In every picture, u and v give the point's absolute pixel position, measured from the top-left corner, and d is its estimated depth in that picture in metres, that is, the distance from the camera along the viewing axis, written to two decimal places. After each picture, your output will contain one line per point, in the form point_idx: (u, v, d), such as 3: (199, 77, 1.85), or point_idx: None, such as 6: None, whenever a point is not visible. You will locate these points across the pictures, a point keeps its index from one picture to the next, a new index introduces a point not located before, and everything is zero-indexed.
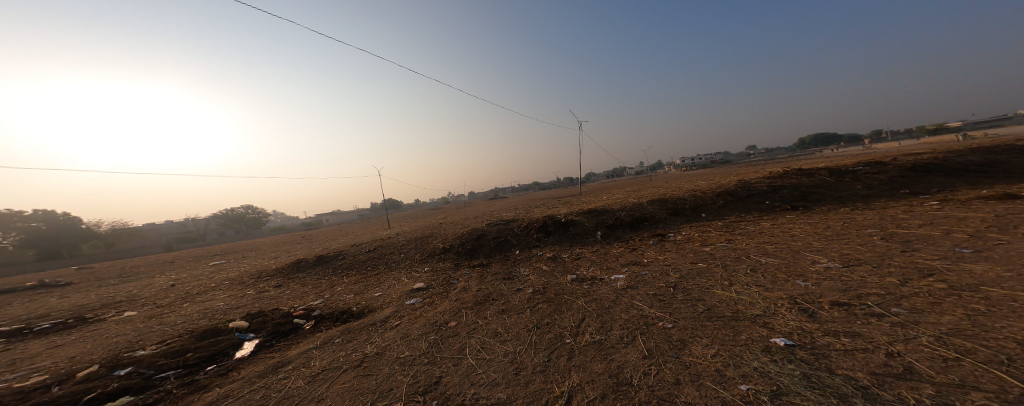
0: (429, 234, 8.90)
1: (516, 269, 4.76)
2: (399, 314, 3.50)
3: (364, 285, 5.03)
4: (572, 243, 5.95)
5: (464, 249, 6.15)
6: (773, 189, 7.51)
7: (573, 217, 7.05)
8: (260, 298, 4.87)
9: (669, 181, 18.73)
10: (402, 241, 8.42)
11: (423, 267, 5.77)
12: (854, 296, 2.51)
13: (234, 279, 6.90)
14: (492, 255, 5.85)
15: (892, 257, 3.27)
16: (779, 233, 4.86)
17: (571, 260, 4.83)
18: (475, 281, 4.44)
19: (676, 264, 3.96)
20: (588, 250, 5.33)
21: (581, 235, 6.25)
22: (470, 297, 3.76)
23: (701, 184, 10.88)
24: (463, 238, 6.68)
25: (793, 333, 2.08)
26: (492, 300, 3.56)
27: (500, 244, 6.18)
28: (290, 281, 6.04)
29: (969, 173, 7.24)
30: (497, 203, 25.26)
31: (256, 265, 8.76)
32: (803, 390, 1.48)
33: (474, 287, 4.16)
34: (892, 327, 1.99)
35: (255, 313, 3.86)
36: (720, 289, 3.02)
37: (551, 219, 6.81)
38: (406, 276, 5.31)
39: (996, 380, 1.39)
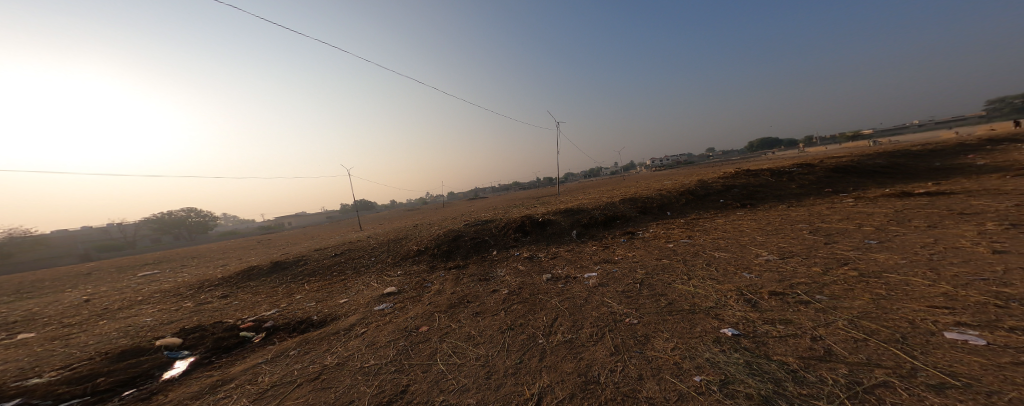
0: (401, 236, 8.58)
1: (493, 270, 4.74)
2: (367, 321, 3.33)
3: (327, 293, 4.71)
4: (549, 242, 6.05)
5: (441, 250, 6.02)
6: (726, 188, 8.20)
7: (549, 217, 7.18)
8: (200, 311, 4.40)
9: (637, 181, 19.73)
10: (371, 244, 8.03)
11: (394, 271, 5.55)
12: (788, 286, 2.81)
13: (169, 290, 6.15)
14: (469, 256, 5.78)
15: (821, 248, 3.71)
16: (730, 229, 5.31)
17: (545, 260, 4.91)
18: (451, 284, 4.35)
19: (643, 261, 4.17)
20: (564, 249, 5.45)
21: (558, 234, 6.37)
22: (445, 300, 3.67)
23: (666, 184, 11.58)
24: (439, 239, 6.53)
25: (738, 323, 2.28)
26: (467, 302, 3.52)
27: (477, 244, 6.13)
28: (239, 291, 5.51)
29: (877, 173, 8.45)
30: (473, 203, 25.04)
31: (197, 274, 7.87)
32: (746, 376, 1.63)
33: (449, 290, 4.08)
34: (820, 312, 2.26)
35: (191, 328, 3.48)
36: (680, 284, 3.23)
37: (528, 219, 6.87)
38: (377, 281, 5.07)
39: (896, 357, 1.63)
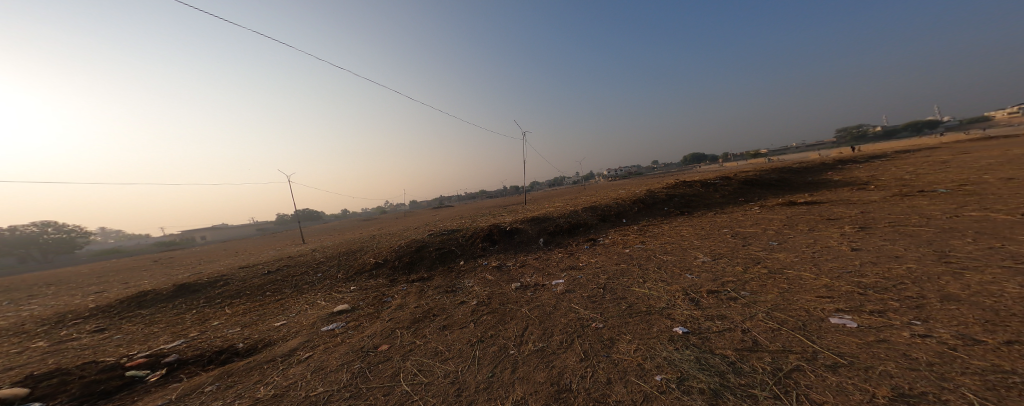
0: (352, 249, 7.89)
1: (460, 280, 4.55)
2: (313, 344, 2.95)
3: (262, 316, 4.10)
4: (517, 251, 6.02)
5: (402, 263, 5.65)
6: (669, 196, 9.03)
7: (515, 225, 7.19)
8: (60, 351, 3.51)
9: (591, 191, 20.90)
10: (315, 259, 7.23)
11: (345, 287, 5.04)
12: (720, 283, 3.10)
13: (13, 329, 4.76)
14: (434, 267, 5.50)
15: (748, 248, 4.21)
16: (674, 233, 5.79)
17: (513, 268, 4.86)
18: (414, 297, 4.07)
19: (605, 266, 4.32)
20: (532, 256, 5.47)
21: (526, 242, 6.38)
22: (407, 315, 3.41)
23: (619, 194, 12.41)
24: (399, 251, 6.14)
25: (686, 320, 2.43)
26: (432, 316, 3.31)
27: (442, 254, 5.88)
28: (122, 323, 4.54)
29: (779, 184, 10.08)
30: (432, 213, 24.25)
31: (63, 306, 6.20)
32: (695, 371, 1.72)
33: (410, 304, 3.81)
34: (752, 305, 2.51)
35: (48, 372, 2.72)
36: (637, 287, 3.38)
37: (495, 227, 6.81)
38: (324, 299, 4.55)
39: (823, 341, 1.85)
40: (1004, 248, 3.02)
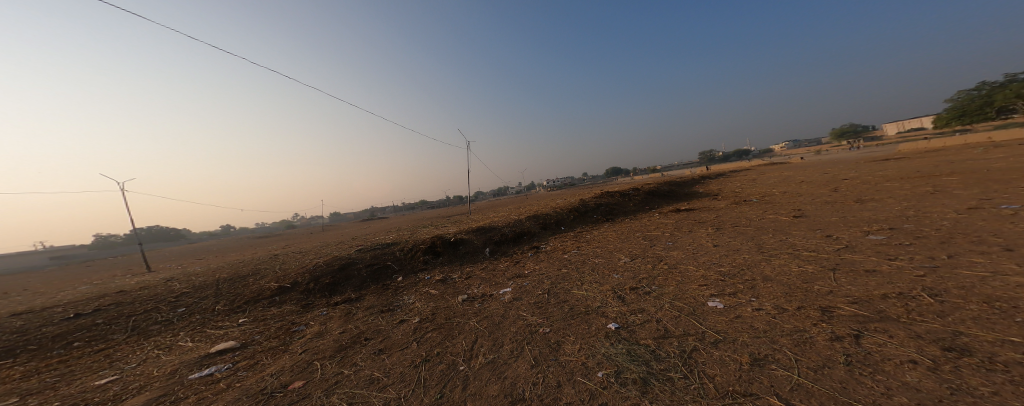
0: (246, 273, 6.34)
1: (399, 298, 4.19)
2: (184, 395, 2.28)
3: (75, 375, 2.78)
4: (462, 262, 5.86)
5: (323, 284, 4.92)
6: (597, 205, 10.03)
7: (458, 236, 7.01)
8: None
9: (530, 201, 21.82)
10: (181, 291, 5.45)
11: (236, 320, 4.01)
12: (640, 280, 3.53)
13: None
14: (365, 286, 4.90)
15: (656, 247, 4.94)
16: (602, 238, 6.42)
17: (458, 280, 4.69)
18: (341, 321, 3.57)
19: (547, 272, 4.51)
20: (478, 267, 5.38)
21: (471, 253, 6.26)
22: (332, 343, 2.95)
23: (555, 203, 13.25)
24: (320, 270, 5.33)
25: (618, 316, 2.69)
26: (365, 340, 2.94)
27: (376, 272, 5.32)
28: None
29: (677, 194, 12.23)
30: (361, 227, 21.87)
31: None
32: (627, 363, 1.90)
33: (334, 330, 3.32)
34: (665, 296, 2.93)
35: None
36: (576, 289, 3.61)
37: (437, 239, 6.51)
38: (204, 334, 3.61)
39: (719, 322, 2.25)
40: (812, 236, 4.22)
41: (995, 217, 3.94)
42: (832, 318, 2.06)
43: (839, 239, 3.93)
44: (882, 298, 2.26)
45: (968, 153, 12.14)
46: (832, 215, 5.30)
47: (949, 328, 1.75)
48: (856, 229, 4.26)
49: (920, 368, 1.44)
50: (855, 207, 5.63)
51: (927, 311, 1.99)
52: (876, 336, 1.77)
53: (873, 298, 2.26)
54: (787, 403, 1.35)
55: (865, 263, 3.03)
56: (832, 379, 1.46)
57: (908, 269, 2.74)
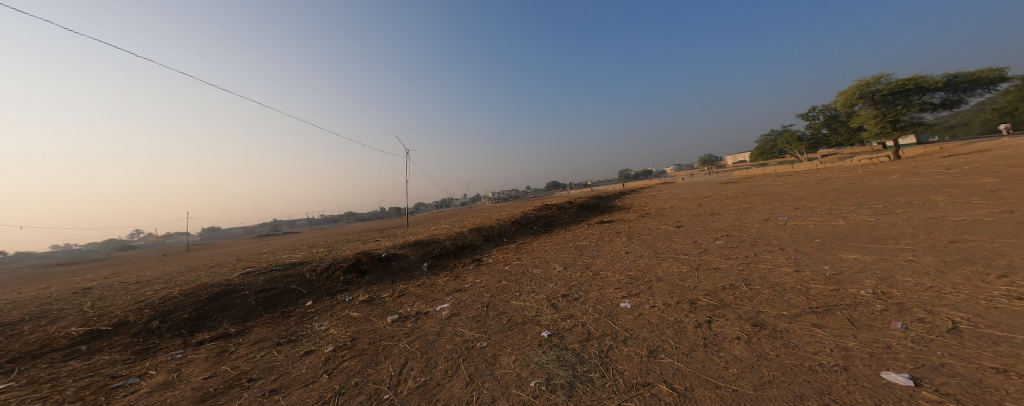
0: (45, 316, 4.34)
1: (308, 326, 3.59)
2: None
3: None
4: (394, 279, 5.39)
5: (188, 316, 3.86)
6: (536, 217, 10.50)
7: (390, 251, 6.43)
8: None
9: (472, 214, 21.58)
10: None
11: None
12: (572, 287, 3.79)
13: None
14: (255, 316, 4.02)
15: (583, 256, 5.41)
16: (540, 249, 6.73)
17: (389, 300, 4.28)
18: (215, 361, 2.84)
19: (488, 285, 4.49)
20: (413, 284, 5.02)
21: (405, 269, 5.82)
22: (204, 389, 2.33)
23: (497, 216, 13.39)
24: (188, 300, 4.19)
25: (551, 323, 2.83)
26: (250, 381, 2.40)
27: (271, 299, 4.42)
28: None
29: (603, 208, 13.75)
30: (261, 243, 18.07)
31: None
32: (556, 368, 2.01)
33: (195, 375, 2.58)
34: (589, 301, 3.21)
35: None
36: (514, 300, 3.68)
37: (363, 257, 5.85)
38: None
39: (632, 319, 2.57)
40: (699, 241, 5.21)
41: (791, 224, 5.61)
42: (702, 308, 2.55)
43: (708, 243, 4.95)
44: (743, 287, 2.92)
45: (778, 178, 17.03)
46: (712, 223, 6.68)
47: (752, 308, 2.43)
48: (709, 235, 5.48)
49: (746, 342, 1.92)
50: (724, 217, 7.22)
51: (759, 296, 2.67)
52: (730, 320, 2.28)
53: (720, 289, 2.93)
54: (673, 386, 1.61)
55: (734, 259, 3.86)
56: (707, 359, 1.81)
57: (744, 265, 3.62)
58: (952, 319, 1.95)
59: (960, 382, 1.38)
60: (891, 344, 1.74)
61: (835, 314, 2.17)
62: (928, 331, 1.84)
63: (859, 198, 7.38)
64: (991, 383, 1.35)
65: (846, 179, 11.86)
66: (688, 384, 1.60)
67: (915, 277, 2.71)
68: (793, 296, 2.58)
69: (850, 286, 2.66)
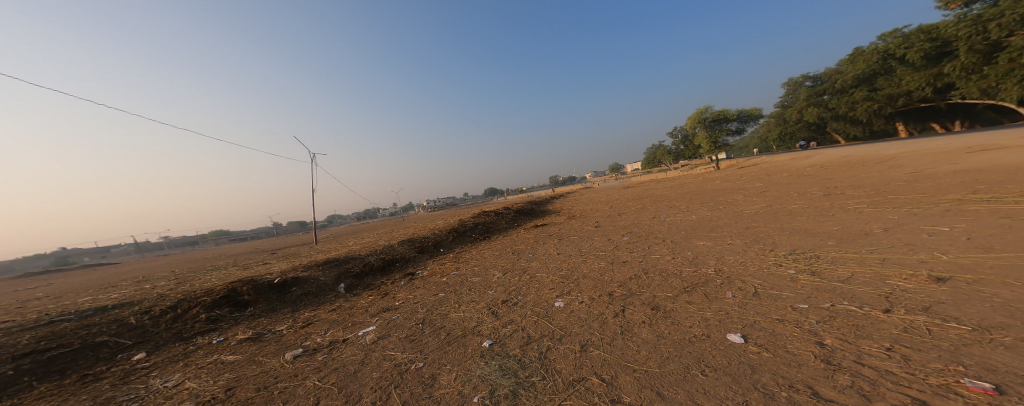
0: None
1: (150, 384, 2.64)
2: None
3: None
4: (294, 307, 4.51)
5: None
6: (474, 225, 10.42)
7: (280, 277, 5.37)
8: None
9: (403, 224, 20.01)
10: None
11: None
12: (511, 293, 3.85)
13: None
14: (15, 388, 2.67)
15: (521, 260, 5.58)
16: (479, 257, 6.65)
17: (288, 333, 3.55)
18: None
19: (423, 299, 4.19)
20: (323, 310, 4.31)
21: (314, 293, 4.96)
22: None
23: (433, 225, 12.80)
24: None
25: (492, 332, 2.79)
26: None
27: (51, 362, 3.01)
28: None
29: (535, 211, 14.58)
30: (70, 277, 12.68)
31: None
32: (500, 378, 1.98)
33: None
34: (527, 304, 3.31)
35: None
36: (453, 312, 3.52)
37: (238, 288, 4.74)
38: None
39: (566, 317, 2.75)
40: (616, 237, 5.98)
41: (676, 218, 7.02)
42: (621, 298, 2.91)
43: (622, 239, 5.74)
44: (651, 275, 3.45)
45: (664, 182, 21.21)
46: (624, 221, 7.80)
47: (652, 293, 2.90)
48: (619, 233, 6.38)
49: (654, 326, 2.26)
50: (632, 215, 8.55)
51: (662, 280, 3.21)
52: (642, 306, 2.66)
53: (632, 280, 3.40)
54: (602, 377, 1.76)
55: (642, 252, 4.55)
56: (626, 346, 2.05)
57: (650, 255, 4.30)
58: (754, 285, 2.73)
59: (779, 332, 1.91)
60: (737, 310, 2.31)
61: (710, 290, 2.76)
62: (746, 297, 2.53)
63: (716, 195, 9.77)
64: (792, 331, 1.92)
65: (706, 181, 15.64)
66: (614, 373, 1.78)
67: (753, 253, 3.68)
68: (682, 278, 3.17)
69: (719, 265, 3.42)
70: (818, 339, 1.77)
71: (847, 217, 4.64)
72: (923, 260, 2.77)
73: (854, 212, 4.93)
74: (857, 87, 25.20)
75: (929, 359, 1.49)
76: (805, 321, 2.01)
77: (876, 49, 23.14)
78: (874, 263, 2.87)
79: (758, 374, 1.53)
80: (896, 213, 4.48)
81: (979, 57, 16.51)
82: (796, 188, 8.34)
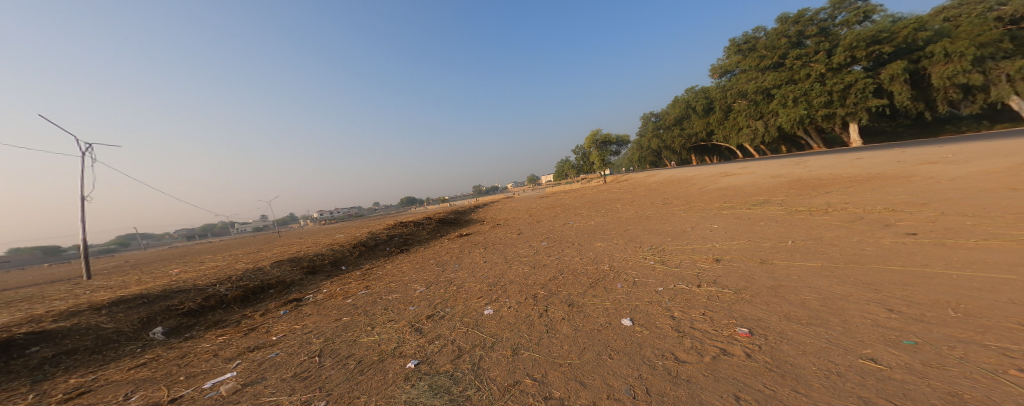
0: None
1: None
2: None
3: None
4: (44, 370, 2.88)
5: None
6: (387, 239, 9.37)
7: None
8: None
9: (287, 240, 16.34)
10: None
11: None
12: (435, 307, 3.57)
13: None
14: None
15: (446, 272, 5.29)
16: (396, 272, 5.96)
17: None
18: None
19: (319, 328, 3.45)
20: (118, 366, 2.93)
21: (102, 345, 3.36)
22: None
23: (332, 240, 10.92)
24: None
25: (416, 351, 2.50)
26: None
27: None
28: None
29: (456, 221, 14.21)
30: None
31: None
32: (430, 399, 1.78)
33: None
34: (455, 316, 3.15)
35: None
36: (364, 337, 3.02)
37: None
38: None
39: (495, 325, 2.72)
40: (535, 243, 6.39)
41: (579, 223, 8.03)
42: (540, 300, 3.09)
43: (538, 245, 6.17)
44: (566, 275, 3.77)
45: (571, 193, 24.19)
46: (541, 228, 8.42)
47: (565, 292, 3.19)
48: (537, 239, 6.82)
49: (570, 322, 2.47)
50: (547, 223, 9.34)
51: (572, 280, 3.54)
52: (559, 305, 2.88)
53: (548, 282, 3.65)
54: (533, 377, 1.81)
55: (555, 255, 4.98)
56: (550, 345, 2.17)
57: (560, 258, 4.73)
58: (633, 276, 3.35)
59: (658, 311, 2.39)
60: (627, 298, 2.77)
61: (609, 284, 3.21)
62: (630, 286, 3.08)
63: (609, 203, 11.72)
64: (668, 308, 2.42)
65: (600, 192, 18.59)
66: (543, 371, 1.86)
67: (634, 249, 4.51)
68: (588, 276, 3.60)
69: (613, 262, 4.05)
70: (680, 312, 2.31)
71: (689, 217, 6.28)
72: (710, 247, 3.98)
73: (691, 213, 6.71)
74: (672, 126, 34.50)
75: (737, 314, 2.13)
76: (662, 300, 2.58)
77: (683, 100, 32.55)
78: (700, 250, 3.94)
79: (651, 351, 1.85)
80: (711, 213, 6.33)
81: (721, 114, 26.62)
82: (655, 197, 10.82)
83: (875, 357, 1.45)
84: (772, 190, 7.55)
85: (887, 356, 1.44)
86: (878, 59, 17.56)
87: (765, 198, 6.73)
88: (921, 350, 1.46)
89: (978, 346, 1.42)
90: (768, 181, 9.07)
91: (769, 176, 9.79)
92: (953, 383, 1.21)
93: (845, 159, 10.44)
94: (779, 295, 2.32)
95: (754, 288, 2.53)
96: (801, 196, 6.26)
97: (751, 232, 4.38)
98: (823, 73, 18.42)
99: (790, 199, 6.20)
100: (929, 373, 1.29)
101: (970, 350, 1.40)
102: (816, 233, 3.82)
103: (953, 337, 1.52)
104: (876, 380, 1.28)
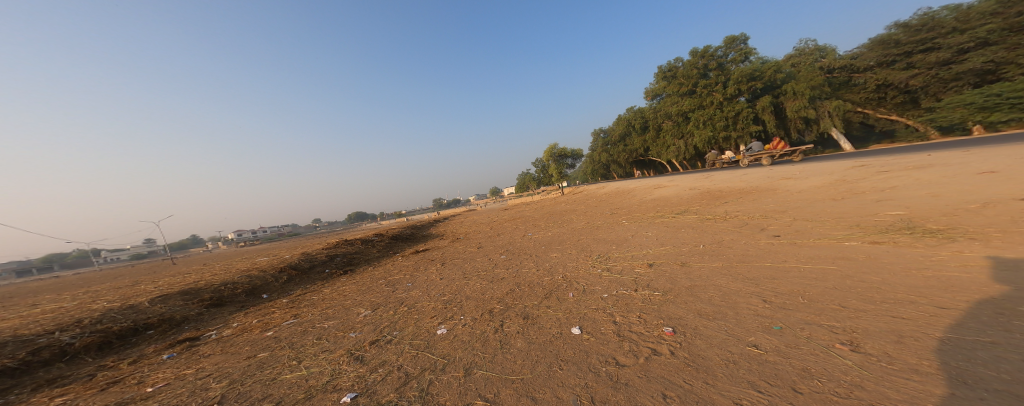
0: None
1: None
2: None
3: None
4: None
5: None
6: (327, 260, 8.37)
7: None
8: None
9: (192, 265, 13.55)
10: None
11: None
12: (380, 331, 3.26)
13: None
14: None
15: (396, 292, 4.90)
16: (336, 296, 5.33)
17: None
18: None
19: (225, 370, 2.86)
20: None
21: None
22: None
23: (254, 263, 9.36)
24: None
25: (355, 383, 2.24)
26: None
27: None
28: None
29: (410, 236, 13.40)
30: None
31: None
32: None
33: None
34: (404, 339, 2.92)
35: None
36: (289, 373, 2.60)
37: None
38: None
39: (447, 345, 2.58)
40: (493, 257, 6.33)
41: (535, 235, 8.19)
42: (494, 316, 3.03)
43: (494, 258, 6.13)
44: (521, 288, 3.79)
45: (528, 205, 24.85)
46: (500, 241, 8.40)
47: (520, 305, 3.20)
48: (496, 252, 6.77)
49: (522, 335, 2.46)
50: (506, 235, 9.36)
51: (525, 293, 3.57)
52: (514, 318, 2.86)
53: (502, 296, 3.62)
54: (484, 397, 1.75)
55: (511, 268, 4.99)
56: (500, 362, 2.12)
57: (514, 271, 4.75)
58: (582, 285, 3.51)
59: (602, 317, 2.53)
60: (576, 306, 2.88)
61: (560, 294, 3.31)
62: (580, 294, 3.23)
63: (563, 214, 12.28)
64: (611, 314, 2.57)
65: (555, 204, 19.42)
66: (494, 390, 1.81)
67: (584, 259, 4.75)
68: (540, 288, 3.67)
69: (564, 272, 4.20)
70: (621, 317, 2.48)
71: (630, 226, 6.92)
72: (647, 253, 4.41)
73: (631, 222, 7.39)
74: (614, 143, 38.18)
75: (666, 314, 2.36)
76: (607, 306, 2.75)
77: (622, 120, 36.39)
78: (639, 256, 4.32)
79: (593, 358, 1.93)
80: (648, 221, 7.07)
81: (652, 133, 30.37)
82: (602, 208, 11.71)
83: (757, 343, 1.73)
84: (690, 200, 8.79)
85: (764, 342, 1.73)
86: (756, 93, 21.95)
87: (683, 208, 7.78)
88: (784, 333, 1.79)
89: (818, 326, 1.80)
90: (687, 192, 10.52)
91: (688, 188, 11.37)
92: (804, 359, 1.51)
93: (739, 175, 12.72)
94: (698, 293, 2.65)
95: (676, 289, 2.86)
96: (710, 205, 7.39)
97: (676, 238, 5.00)
98: (721, 102, 22.47)
99: (702, 208, 7.27)
100: (790, 353, 1.58)
101: (813, 330, 1.76)
102: (719, 238, 4.51)
103: (804, 320, 1.90)
104: (758, 364, 1.53)
